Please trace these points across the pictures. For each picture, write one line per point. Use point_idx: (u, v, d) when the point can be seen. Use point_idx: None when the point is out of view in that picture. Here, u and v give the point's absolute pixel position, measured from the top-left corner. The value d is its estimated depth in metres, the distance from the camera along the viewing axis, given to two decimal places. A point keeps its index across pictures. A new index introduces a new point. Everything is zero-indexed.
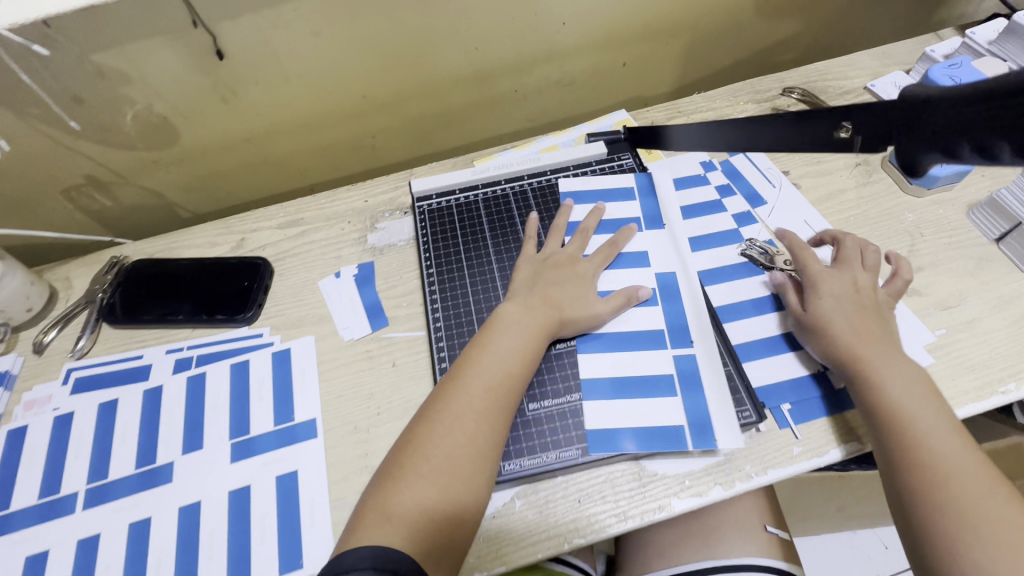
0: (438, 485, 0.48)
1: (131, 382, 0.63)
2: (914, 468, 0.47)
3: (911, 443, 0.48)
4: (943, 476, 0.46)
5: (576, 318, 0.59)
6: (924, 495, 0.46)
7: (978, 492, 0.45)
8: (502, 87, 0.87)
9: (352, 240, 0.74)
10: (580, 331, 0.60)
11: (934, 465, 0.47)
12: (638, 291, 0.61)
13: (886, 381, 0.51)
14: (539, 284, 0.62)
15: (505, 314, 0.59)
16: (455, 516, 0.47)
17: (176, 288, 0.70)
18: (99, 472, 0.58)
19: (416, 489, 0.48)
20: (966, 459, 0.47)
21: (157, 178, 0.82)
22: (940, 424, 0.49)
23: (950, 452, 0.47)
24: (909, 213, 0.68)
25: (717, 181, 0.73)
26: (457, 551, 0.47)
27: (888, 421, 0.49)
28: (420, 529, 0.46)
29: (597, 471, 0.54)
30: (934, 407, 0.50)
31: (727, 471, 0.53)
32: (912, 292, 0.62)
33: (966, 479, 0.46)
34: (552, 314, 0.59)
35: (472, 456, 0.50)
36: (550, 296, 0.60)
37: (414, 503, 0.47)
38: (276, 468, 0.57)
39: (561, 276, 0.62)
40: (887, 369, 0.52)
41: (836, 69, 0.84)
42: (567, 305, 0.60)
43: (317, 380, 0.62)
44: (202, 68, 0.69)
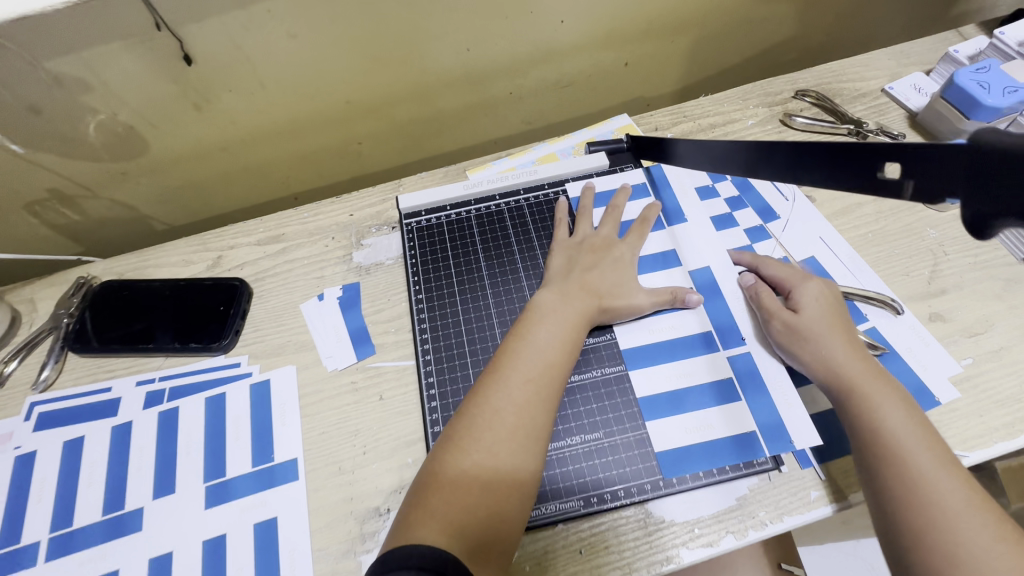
0: (483, 479, 0.45)
1: (99, 418, 0.59)
2: (906, 503, 0.42)
3: (903, 475, 0.43)
4: (938, 515, 0.41)
5: (620, 304, 0.57)
6: (916, 536, 0.41)
7: (976, 536, 0.40)
8: (496, 89, 0.82)
9: (336, 258, 0.69)
10: (619, 319, 0.58)
11: (927, 502, 0.42)
12: (689, 297, 0.58)
13: (879, 407, 0.47)
14: (574, 272, 0.59)
15: (540, 303, 0.56)
16: (503, 511, 0.44)
17: (147, 313, 0.65)
18: (65, 519, 0.53)
19: (461, 482, 0.44)
20: (967, 499, 0.42)
21: (129, 189, 0.77)
22: (939, 456, 0.44)
23: (947, 488, 0.42)
24: (931, 229, 0.64)
25: (727, 193, 0.69)
26: (504, 548, 0.43)
27: (877, 449, 0.45)
28: (466, 525, 0.42)
29: (598, 522, 0.49)
30: (931, 438, 0.45)
31: (739, 518, 0.49)
32: (935, 318, 0.58)
33: (964, 520, 0.41)
34: (589, 301, 0.56)
35: (518, 446, 0.46)
36: (588, 283, 0.58)
37: (457, 500, 0.44)
38: (254, 514, 0.52)
39: (598, 260, 0.60)
40: (880, 393, 0.48)
41: (852, 70, 0.79)
42: (606, 290, 0.58)
43: (298, 415, 0.58)
44: (170, 74, 0.63)
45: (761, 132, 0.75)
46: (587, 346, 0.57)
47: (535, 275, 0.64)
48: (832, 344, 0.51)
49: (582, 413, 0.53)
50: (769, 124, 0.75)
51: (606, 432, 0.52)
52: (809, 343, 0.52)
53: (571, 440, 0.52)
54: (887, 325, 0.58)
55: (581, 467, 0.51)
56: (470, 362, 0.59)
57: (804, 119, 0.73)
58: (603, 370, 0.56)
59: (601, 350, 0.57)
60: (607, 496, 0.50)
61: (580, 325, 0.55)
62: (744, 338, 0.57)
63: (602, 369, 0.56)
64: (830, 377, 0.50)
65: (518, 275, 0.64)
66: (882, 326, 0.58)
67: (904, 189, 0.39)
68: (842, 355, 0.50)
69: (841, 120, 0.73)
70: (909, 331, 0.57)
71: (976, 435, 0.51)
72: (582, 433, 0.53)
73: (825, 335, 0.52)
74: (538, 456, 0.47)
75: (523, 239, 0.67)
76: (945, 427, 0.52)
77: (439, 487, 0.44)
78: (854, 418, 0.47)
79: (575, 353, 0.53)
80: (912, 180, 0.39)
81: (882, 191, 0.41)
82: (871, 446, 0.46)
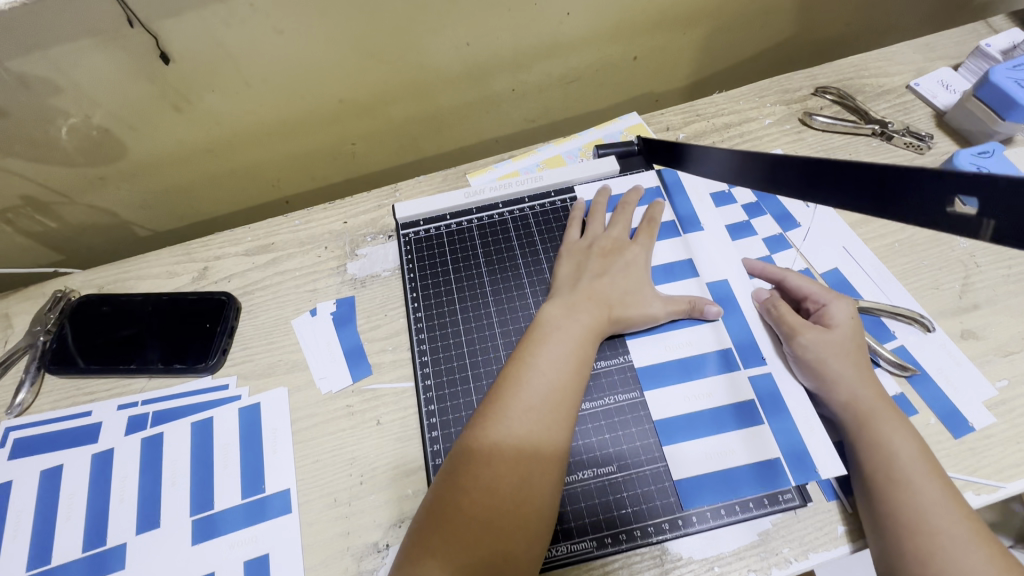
0: (484, 518, 0.41)
1: (78, 445, 0.55)
2: (910, 530, 0.40)
3: (909, 502, 0.41)
4: (943, 545, 0.39)
5: (632, 313, 0.54)
6: (919, 564, 0.39)
7: (983, 568, 0.38)
8: (498, 85, 0.77)
9: (329, 269, 0.65)
10: (631, 330, 0.54)
11: (932, 530, 0.40)
12: (708, 309, 0.54)
13: (890, 432, 0.44)
14: (583, 281, 0.56)
15: (547, 319, 0.52)
16: (510, 552, 0.40)
17: (129, 331, 0.61)
18: (41, 556, 0.50)
19: (462, 519, 0.41)
20: (971, 530, 0.40)
21: (109, 194, 0.73)
22: (946, 486, 0.42)
23: (953, 519, 0.40)
24: (961, 238, 0.60)
25: (745, 199, 0.65)
26: None
27: (884, 475, 0.43)
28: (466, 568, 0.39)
29: (611, 560, 0.46)
30: (937, 466, 0.43)
31: (763, 555, 0.45)
32: (967, 335, 0.54)
33: (970, 551, 0.39)
34: (601, 313, 0.53)
35: (524, 480, 0.43)
36: (598, 292, 0.54)
37: (458, 541, 0.40)
38: (244, 551, 0.49)
39: (608, 265, 0.57)
40: (892, 419, 0.45)
41: (876, 64, 0.75)
42: (617, 299, 0.54)
43: (291, 442, 0.54)
44: (146, 73, 0.59)
45: (780, 132, 0.70)
46: (598, 370, 0.54)
47: (541, 290, 0.60)
48: (855, 370, 0.48)
49: (594, 445, 0.50)
50: (787, 123, 0.71)
51: (620, 465, 0.49)
52: (833, 367, 0.48)
53: (583, 474, 0.49)
54: (916, 343, 0.54)
55: (594, 504, 0.48)
56: (473, 387, 0.55)
57: (825, 119, 0.69)
58: (616, 397, 0.52)
59: (613, 374, 0.53)
60: (623, 535, 0.46)
61: (590, 338, 0.51)
62: (765, 356, 0.53)
63: (615, 396, 0.52)
64: (845, 401, 0.47)
65: (522, 290, 0.60)
66: (910, 344, 0.54)
67: (980, 229, 0.33)
68: (861, 377, 0.48)
69: (865, 119, 0.68)
70: (939, 350, 0.54)
71: (1014, 464, 0.48)
72: (595, 466, 0.49)
73: (848, 361, 0.48)
74: (547, 490, 0.43)
75: (528, 251, 0.63)
76: (981, 455, 0.48)
77: (439, 524, 0.41)
78: (863, 443, 0.45)
79: (585, 372, 0.49)
80: (993, 218, 0.32)
81: (955, 230, 0.34)
82: (877, 470, 0.43)
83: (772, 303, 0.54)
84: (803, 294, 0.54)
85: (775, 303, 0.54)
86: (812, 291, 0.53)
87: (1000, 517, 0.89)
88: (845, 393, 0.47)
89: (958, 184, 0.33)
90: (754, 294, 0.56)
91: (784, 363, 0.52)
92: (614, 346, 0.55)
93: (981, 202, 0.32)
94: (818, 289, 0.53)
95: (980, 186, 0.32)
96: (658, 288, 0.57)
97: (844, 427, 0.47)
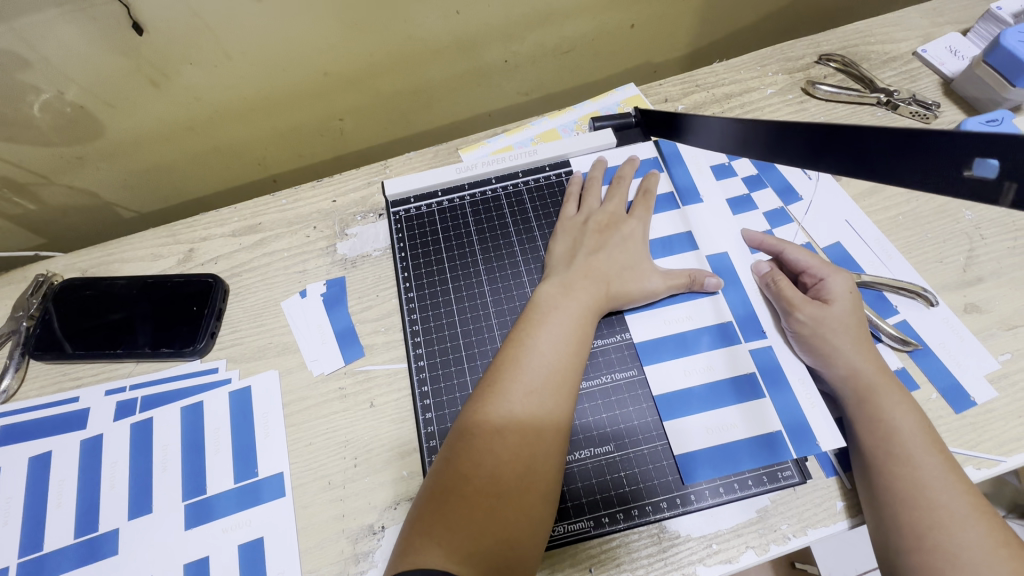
0: (491, 501, 0.40)
1: (66, 431, 0.54)
2: (909, 505, 0.40)
3: (909, 476, 0.40)
4: (942, 519, 0.38)
5: (630, 288, 0.52)
6: (916, 538, 0.38)
7: (980, 542, 0.37)
8: (490, 57, 0.74)
9: (318, 249, 0.63)
10: (629, 305, 0.53)
11: (932, 505, 0.39)
12: (709, 280, 0.53)
13: (892, 408, 0.44)
14: (579, 256, 0.54)
15: (542, 297, 0.51)
16: (518, 536, 0.40)
17: (112, 315, 0.60)
18: (33, 543, 0.49)
19: (468, 502, 0.40)
20: (970, 504, 0.39)
21: (89, 175, 0.70)
22: (946, 461, 0.41)
23: (953, 493, 0.39)
24: (967, 210, 0.58)
25: (745, 173, 0.63)
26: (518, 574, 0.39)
27: (883, 450, 0.42)
28: (474, 555, 0.38)
29: (609, 540, 0.45)
30: (938, 441, 0.42)
31: (761, 531, 0.45)
32: (970, 309, 0.53)
33: (969, 526, 0.38)
34: (598, 289, 0.51)
35: (528, 464, 0.42)
36: (594, 267, 0.53)
37: (463, 526, 0.39)
38: (238, 535, 0.49)
39: (605, 240, 0.55)
40: (894, 394, 0.44)
41: (882, 29, 0.72)
42: (614, 275, 0.53)
43: (283, 426, 0.53)
44: (118, 45, 0.56)
45: (781, 102, 0.68)
46: (595, 349, 0.53)
47: (536, 268, 0.59)
48: (855, 345, 0.47)
49: (590, 425, 0.49)
50: (789, 94, 0.69)
51: (618, 445, 0.48)
52: (834, 344, 0.47)
53: (580, 454, 0.48)
54: (918, 317, 0.53)
55: (591, 484, 0.47)
56: (467, 368, 0.54)
57: (829, 88, 0.66)
58: (613, 376, 0.51)
59: (610, 353, 0.52)
60: (620, 515, 0.46)
61: (588, 318, 0.50)
62: (765, 331, 0.52)
63: (612, 375, 0.51)
64: (845, 374, 0.46)
65: (517, 268, 0.59)
66: (912, 318, 0.53)
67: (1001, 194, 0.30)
68: (864, 352, 0.47)
69: (870, 88, 0.66)
70: (940, 324, 0.53)
71: (1015, 437, 0.47)
72: (591, 446, 0.48)
73: (848, 336, 0.47)
74: (551, 474, 0.42)
75: (522, 227, 0.61)
76: (982, 429, 0.48)
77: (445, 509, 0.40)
78: (864, 418, 0.44)
79: (584, 352, 0.48)
80: (1015, 182, 0.29)
81: (971, 196, 0.31)
82: (877, 446, 0.43)
83: (770, 279, 0.53)
84: (801, 267, 0.53)
85: (774, 279, 0.52)
86: (811, 266, 0.52)
87: (993, 487, 0.90)
88: (846, 369, 0.46)
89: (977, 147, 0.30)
90: (752, 268, 0.55)
91: (784, 339, 0.51)
92: (611, 324, 0.54)
93: (999, 164, 0.29)
94: (818, 264, 0.52)
95: (998, 149, 0.29)
96: (655, 260, 0.56)
97: (844, 402, 0.46)
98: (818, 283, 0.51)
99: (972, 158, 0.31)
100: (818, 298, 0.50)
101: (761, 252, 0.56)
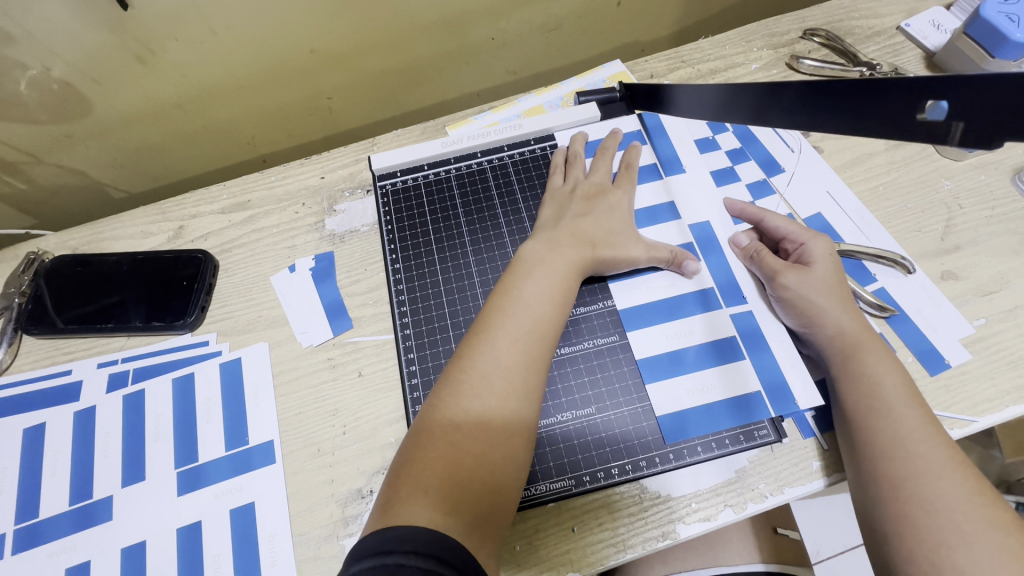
0: (477, 450, 0.41)
1: (60, 403, 0.55)
2: (886, 457, 0.41)
3: (887, 429, 0.41)
4: (918, 468, 0.39)
5: (615, 253, 0.53)
6: (893, 488, 0.39)
7: (956, 491, 0.38)
8: (478, 34, 0.74)
9: (307, 225, 0.64)
10: (613, 270, 0.54)
11: (909, 456, 0.40)
12: (687, 263, 0.53)
13: (874, 363, 0.45)
14: (565, 218, 0.55)
15: (527, 253, 0.52)
16: (501, 482, 0.41)
17: (104, 290, 0.60)
18: (29, 510, 0.50)
19: (455, 451, 0.41)
20: (948, 456, 0.40)
21: (78, 154, 0.71)
22: (925, 414, 0.42)
23: (930, 444, 0.40)
24: (946, 179, 0.59)
25: (728, 145, 0.64)
26: (501, 520, 0.41)
27: (864, 404, 0.43)
28: (461, 502, 0.39)
29: (590, 499, 0.46)
30: (919, 398, 0.43)
31: (738, 491, 0.46)
32: (947, 277, 0.54)
33: (945, 475, 0.39)
34: (583, 250, 0.52)
35: (512, 411, 0.43)
36: (580, 230, 0.54)
37: (450, 474, 0.40)
38: (229, 501, 0.50)
39: (591, 207, 0.56)
40: (877, 351, 0.45)
41: (866, 5, 0.72)
42: (599, 239, 0.53)
43: (273, 396, 0.54)
44: (103, 20, 0.56)
45: (765, 77, 0.69)
46: (578, 316, 0.54)
47: (521, 240, 0.59)
48: (839, 304, 0.48)
49: (573, 388, 0.50)
50: (774, 68, 0.69)
51: (599, 407, 0.50)
52: (821, 306, 0.48)
53: (562, 416, 0.49)
54: (895, 285, 0.54)
55: (572, 445, 0.48)
56: (452, 336, 0.55)
57: (813, 62, 0.67)
58: (595, 341, 0.52)
59: (592, 319, 0.53)
60: (600, 474, 0.47)
61: (572, 274, 0.51)
62: (746, 297, 0.53)
63: (593, 341, 0.52)
64: (833, 334, 0.47)
65: (502, 241, 0.60)
66: (890, 286, 0.54)
67: (948, 133, 0.31)
68: (844, 310, 0.47)
69: (853, 62, 0.66)
70: (918, 291, 0.54)
71: (988, 399, 0.48)
72: (573, 409, 0.50)
73: (831, 296, 0.48)
74: (531, 420, 0.44)
75: (508, 200, 0.62)
76: (956, 391, 0.49)
77: (431, 456, 0.41)
78: (846, 374, 0.45)
79: (567, 306, 0.50)
80: (962, 120, 0.30)
81: (921, 137, 0.32)
82: (859, 402, 0.44)
83: (754, 250, 0.53)
84: (781, 235, 0.54)
85: (757, 249, 0.53)
86: (793, 232, 0.53)
87: (979, 462, 0.92)
88: (828, 330, 0.47)
89: (935, 91, 0.31)
90: (733, 237, 0.56)
91: (768, 305, 0.53)
92: (593, 292, 0.55)
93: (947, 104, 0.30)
94: (799, 229, 0.53)
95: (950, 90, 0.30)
96: (638, 228, 0.57)
97: (830, 363, 0.47)
98: (800, 248, 0.52)
99: (924, 101, 0.31)
100: (800, 262, 0.51)
101: (743, 220, 0.57)
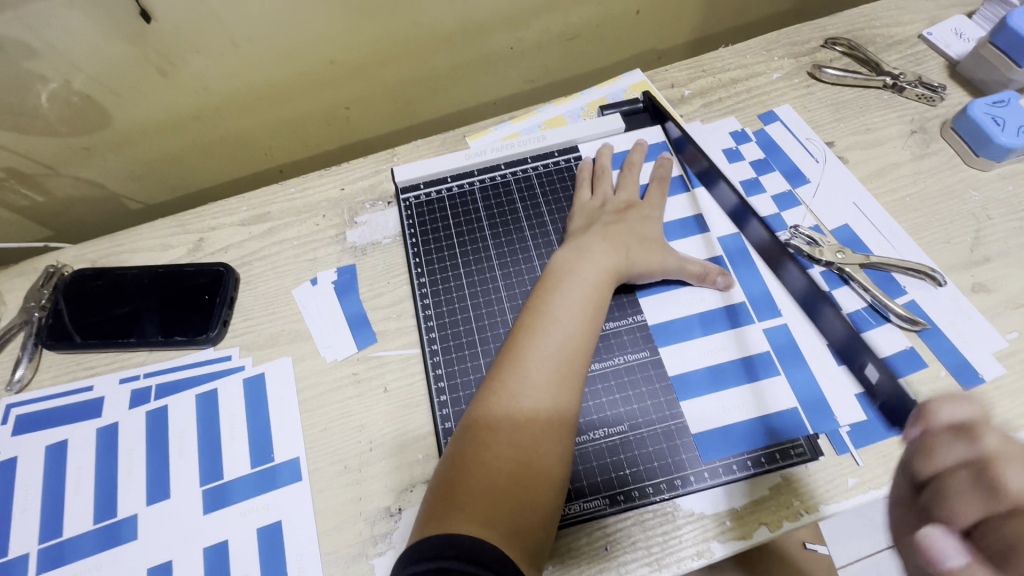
0: (511, 468, 0.41)
1: (82, 419, 0.54)
2: None
3: None
4: None
5: (647, 266, 0.52)
6: None
7: None
8: (496, 43, 0.74)
9: (328, 237, 0.63)
10: (647, 280, 0.53)
11: None
12: (721, 278, 0.53)
13: None
14: (596, 228, 0.55)
15: (557, 267, 0.52)
16: (538, 498, 0.40)
17: (124, 304, 0.60)
18: (53, 529, 0.50)
19: (490, 469, 0.41)
20: None
21: (96, 166, 0.70)
22: None
23: None
24: (973, 190, 0.59)
25: (752, 156, 0.63)
26: (539, 535, 0.40)
27: None
28: (497, 517, 0.39)
29: (624, 519, 0.46)
30: None
31: (774, 508, 0.45)
32: (978, 289, 0.53)
33: None
34: (618, 260, 0.52)
35: (546, 427, 0.43)
36: (613, 238, 0.53)
37: (485, 492, 0.40)
38: (256, 519, 0.49)
39: (621, 220, 0.56)
40: None
41: (888, 13, 0.72)
42: (634, 246, 0.53)
43: (298, 413, 0.54)
44: (125, 33, 0.56)
45: (788, 87, 0.68)
46: (607, 332, 0.53)
47: (547, 252, 0.59)
48: None
49: (605, 406, 0.50)
50: (795, 78, 0.69)
51: (631, 424, 0.49)
52: (969, 486, 0.28)
53: (594, 434, 0.49)
54: (926, 297, 0.53)
55: (606, 463, 0.48)
56: (480, 351, 0.55)
57: (836, 71, 0.67)
58: (626, 356, 0.52)
59: (622, 335, 0.53)
60: (635, 492, 0.46)
61: (606, 282, 0.50)
62: (780, 311, 0.53)
63: (624, 356, 0.52)
64: None
65: (527, 253, 0.59)
66: (921, 299, 0.53)
67: None
68: None
69: (876, 71, 0.67)
70: (949, 304, 0.53)
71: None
72: (607, 426, 0.49)
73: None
74: (568, 434, 0.44)
75: (533, 212, 0.62)
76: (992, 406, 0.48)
77: (466, 473, 0.41)
78: None
79: (600, 318, 0.49)
80: None
81: None
82: None
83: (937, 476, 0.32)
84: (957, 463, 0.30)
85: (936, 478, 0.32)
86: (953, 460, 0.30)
87: None
88: None
89: None
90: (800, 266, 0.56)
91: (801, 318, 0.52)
92: (623, 306, 0.54)
93: None
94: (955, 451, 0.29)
95: None
96: (669, 240, 0.57)
97: None
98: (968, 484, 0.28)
99: None
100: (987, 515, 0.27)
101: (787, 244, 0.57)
